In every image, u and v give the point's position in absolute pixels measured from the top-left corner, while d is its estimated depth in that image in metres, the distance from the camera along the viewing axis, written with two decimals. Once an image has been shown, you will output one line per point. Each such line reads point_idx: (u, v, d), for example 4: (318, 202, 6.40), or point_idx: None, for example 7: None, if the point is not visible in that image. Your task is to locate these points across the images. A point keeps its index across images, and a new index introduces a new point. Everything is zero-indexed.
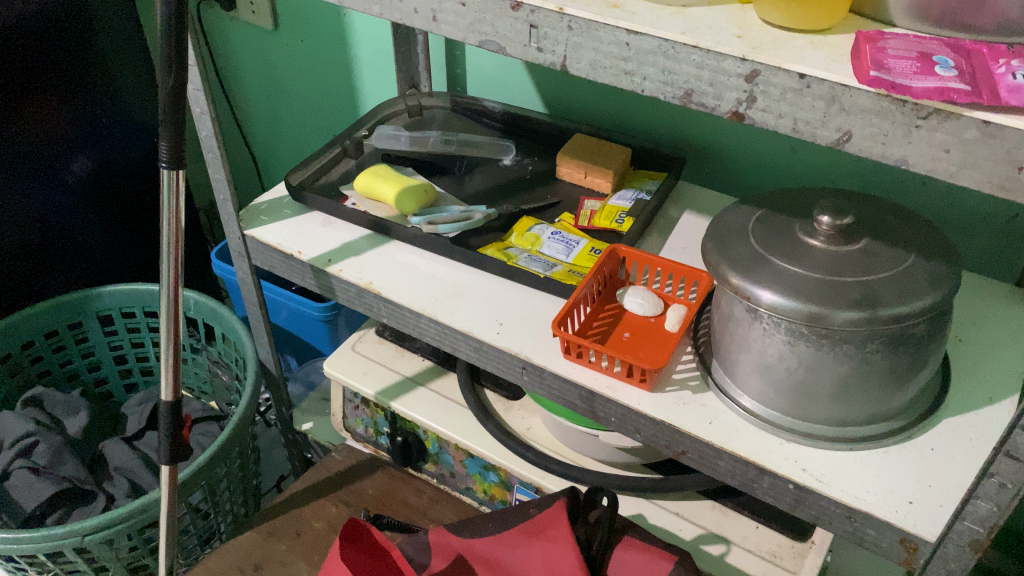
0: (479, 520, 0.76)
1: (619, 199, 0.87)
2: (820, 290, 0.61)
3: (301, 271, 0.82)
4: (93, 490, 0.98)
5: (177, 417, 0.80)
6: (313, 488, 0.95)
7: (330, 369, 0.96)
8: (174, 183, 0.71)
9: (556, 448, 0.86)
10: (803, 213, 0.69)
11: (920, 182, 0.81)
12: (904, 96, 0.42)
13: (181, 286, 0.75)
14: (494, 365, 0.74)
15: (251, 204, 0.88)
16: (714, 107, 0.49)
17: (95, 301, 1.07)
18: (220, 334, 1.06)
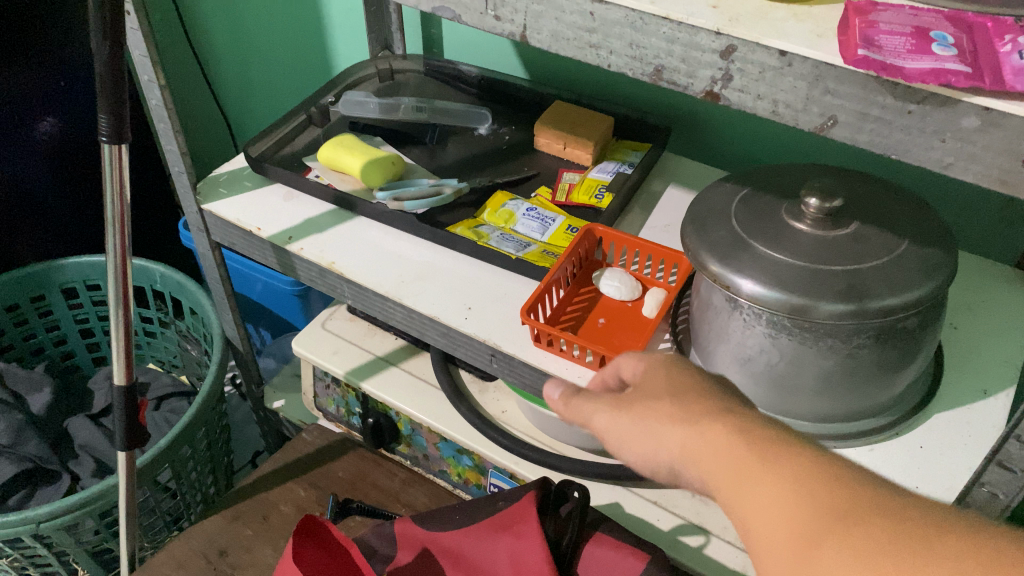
0: (446, 511, 0.72)
1: (599, 172, 0.82)
2: (805, 280, 0.56)
3: (262, 248, 0.78)
4: (57, 470, 0.96)
5: (133, 402, 0.76)
6: (282, 470, 0.92)
7: (299, 348, 0.92)
8: (116, 159, 0.66)
9: (531, 433, 0.83)
10: (790, 192, 0.64)
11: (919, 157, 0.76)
12: (894, 78, 0.37)
13: (130, 265, 0.71)
14: (463, 351, 0.70)
15: (210, 176, 0.83)
16: (686, 85, 0.44)
17: (57, 274, 1.03)
18: (188, 308, 1.02)
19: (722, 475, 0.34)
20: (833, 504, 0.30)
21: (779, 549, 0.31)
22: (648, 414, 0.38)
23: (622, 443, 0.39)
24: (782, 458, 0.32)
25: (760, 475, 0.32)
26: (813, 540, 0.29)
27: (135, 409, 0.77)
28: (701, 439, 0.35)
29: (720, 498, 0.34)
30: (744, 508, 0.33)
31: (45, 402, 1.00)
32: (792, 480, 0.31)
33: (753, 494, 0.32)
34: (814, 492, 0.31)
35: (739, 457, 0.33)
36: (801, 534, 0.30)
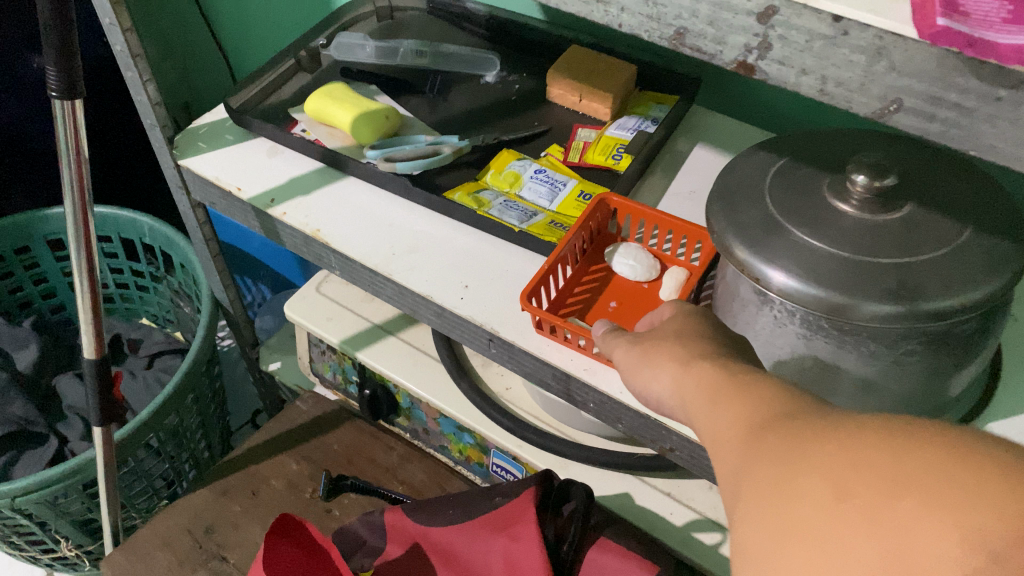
0: (439, 505, 0.67)
1: (617, 129, 0.73)
2: (846, 275, 0.48)
3: (243, 210, 0.71)
4: (44, 433, 0.92)
5: (106, 376, 0.71)
6: (274, 441, 0.87)
7: (292, 313, 0.85)
8: (70, 117, 0.58)
9: (537, 414, 0.76)
10: (834, 164, 0.55)
11: None
12: (986, 58, 0.29)
13: (94, 232, 0.65)
14: (458, 333, 0.63)
15: (189, 128, 0.75)
16: (714, 54, 0.36)
17: (41, 225, 0.97)
18: (178, 263, 0.96)
19: (696, 399, 0.36)
20: (780, 406, 0.31)
21: (724, 446, 0.32)
22: (649, 352, 0.41)
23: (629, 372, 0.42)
24: (751, 381, 0.34)
25: (726, 393, 0.34)
26: (752, 429, 0.31)
27: (109, 383, 0.72)
28: (690, 371, 0.37)
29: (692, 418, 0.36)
30: (707, 423, 0.34)
31: (31, 360, 0.95)
32: (750, 397, 0.33)
33: (717, 407, 0.33)
34: (769, 400, 0.32)
35: (715, 384, 0.35)
36: (745, 427, 0.31)
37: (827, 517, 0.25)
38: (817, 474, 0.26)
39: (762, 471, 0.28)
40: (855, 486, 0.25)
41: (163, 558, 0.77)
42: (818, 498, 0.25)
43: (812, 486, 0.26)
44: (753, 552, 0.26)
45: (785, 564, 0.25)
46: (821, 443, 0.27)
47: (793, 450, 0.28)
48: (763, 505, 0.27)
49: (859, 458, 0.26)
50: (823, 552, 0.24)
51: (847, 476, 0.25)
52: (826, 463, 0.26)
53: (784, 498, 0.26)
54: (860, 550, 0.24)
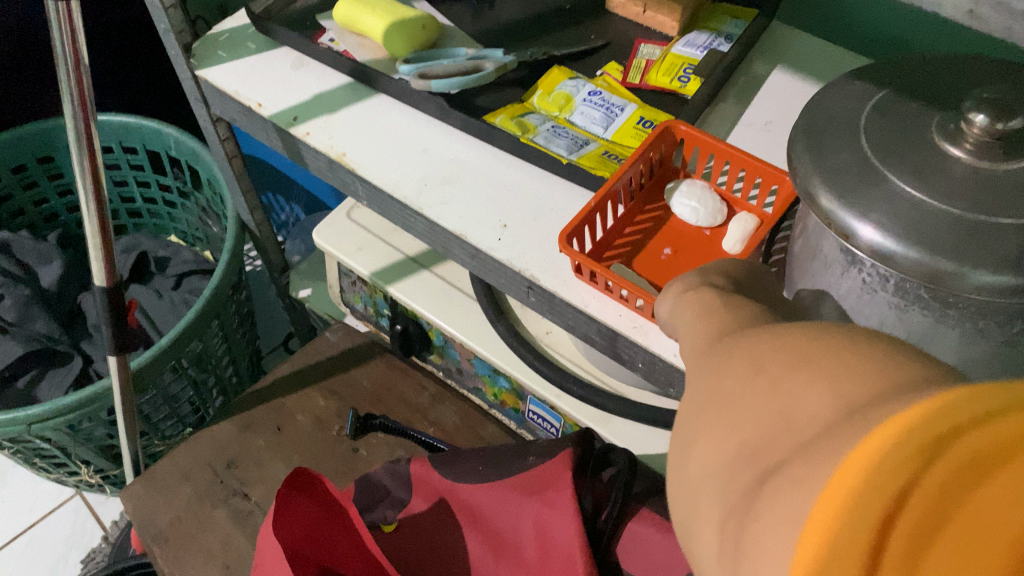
0: (469, 460, 0.62)
1: (685, 47, 0.64)
2: (957, 235, 0.39)
3: (264, 127, 0.64)
4: (69, 352, 0.89)
5: (119, 305, 0.67)
6: (300, 373, 0.83)
7: (321, 239, 0.80)
8: (64, 21, 0.52)
9: (578, 361, 0.70)
10: (949, 97, 0.45)
11: None
12: None
13: (98, 147, 0.59)
14: (495, 276, 0.57)
15: (209, 34, 0.68)
16: None
17: (64, 134, 0.92)
18: (205, 180, 0.91)
19: (681, 318, 0.31)
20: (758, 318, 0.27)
21: (689, 354, 0.28)
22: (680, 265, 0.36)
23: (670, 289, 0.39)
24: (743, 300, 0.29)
25: (712, 307, 0.29)
26: (714, 337, 0.26)
27: (123, 312, 0.67)
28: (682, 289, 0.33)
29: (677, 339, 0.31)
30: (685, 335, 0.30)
31: (55, 276, 0.92)
32: (728, 312, 0.28)
33: (699, 320, 0.29)
34: (752, 315, 0.27)
35: (702, 298, 0.31)
36: (709, 333, 0.27)
37: (735, 386, 0.21)
38: (741, 352, 0.22)
39: (703, 362, 0.24)
40: (769, 355, 0.21)
41: (183, 491, 0.74)
42: (735, 368, 0.22)
43: (733, 362, 0.22)
44: (674, 431, 0.23)
45: (689, 438, 0.22)
46: (763, 330, 0.23)
47: (736, 339, 0.24)
48: (693, 385, 0.23)
49: (789, 335, 0.21)
50: (722, 421, 0.21)
51: (767, 350, 0.21)
52: (754, 341, 0.22)
53: (707, 376, 0.23)
54: (751, 416, 0.20)
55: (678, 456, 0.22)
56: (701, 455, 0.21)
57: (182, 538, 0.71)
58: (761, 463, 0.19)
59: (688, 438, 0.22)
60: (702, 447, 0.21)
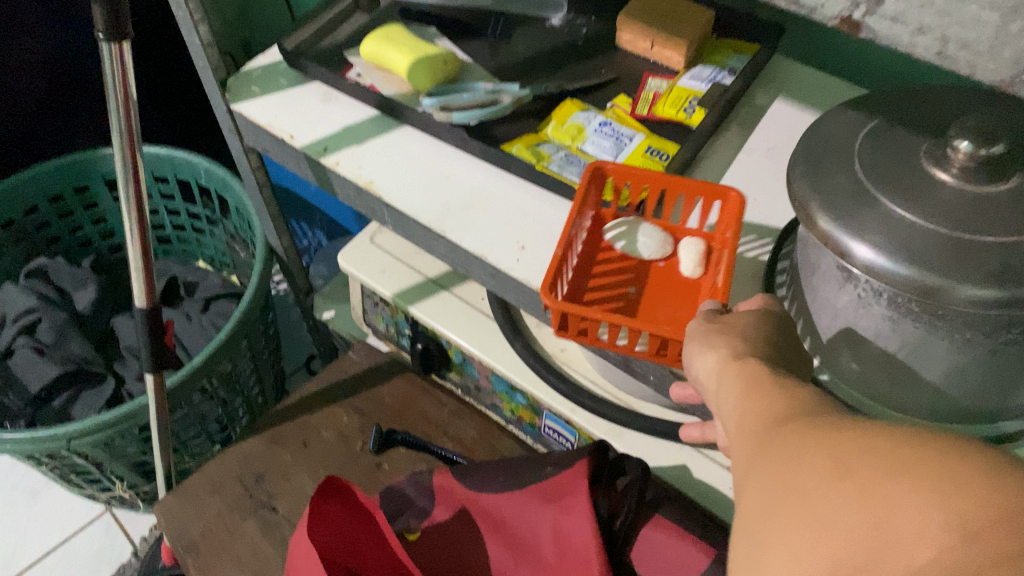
0: (490, 470, 0.65)
1: (691, 80, 0.68)
2: (944, 255, 0.42)
3: (296, 158, 0.68)
4: (101, 372, 0.93)
5: (157, 325, 0.70)
6: (326, 391, 0.86)
7: (345, 263, 0.83)
8: (117, 60, 0.56)
9: (592, 378, 0.73)
10: (935, 127, 0.49)
11: None
12: None
13: (143, 177, 0.63)
14: (514, 295, 0.60)
15: (242, 70, 0.72)
16: (814, 8, 0.31)
17: (100, 164, 0.97)
18: (233, 207, 0.95)
19: (719, 386, 0.35)
20: (804, 400, 0.31)
21: (739, 428, 0.32)
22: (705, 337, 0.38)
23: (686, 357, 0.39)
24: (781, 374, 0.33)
25: (753, 380, 0.33)
26: (768, 417, 0.31)
27: (161, 332, 0.71)
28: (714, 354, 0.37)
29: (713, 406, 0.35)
30: (724, 405, 0.34)
31: (90, 300, 0.96)
32: (769, 387, 0.32)
33: (740, 394, 0.33)
34: (797, 395, 0.32)
35: (742, 365, 0.35)
36: (759, 416, 0.31)
37: (826, 493, 0.25)
38: (822, 455, 0.27)
39: (774, 455, 0.29)
40: (857, 465, 0.26)
41: (214, 504, 0.78)
42: (822, 473, 0.26)
43: (815, 465, 0.27)
44: (753, 525, 0.27)
45: (775, 533, 0.26)
46: (833, 431, 0.28)
47: (806, 437, 0.28)
48: (769, 483, 0.28)
49: (867, 442, 0.26)
50: (814, 526, 0.25)
51: (849, 458, 0.26)
52: (833, 446, 0.27)
53: (789, 475, 0.27)
54: (849, 527, 0.24)
55: (759, 553, 0.26)
56: (791, 558, 0.25)
57: (213, 548, 0.75)
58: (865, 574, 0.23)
59: (770, 540, 0.26)
60: (790, 549, 0.25)
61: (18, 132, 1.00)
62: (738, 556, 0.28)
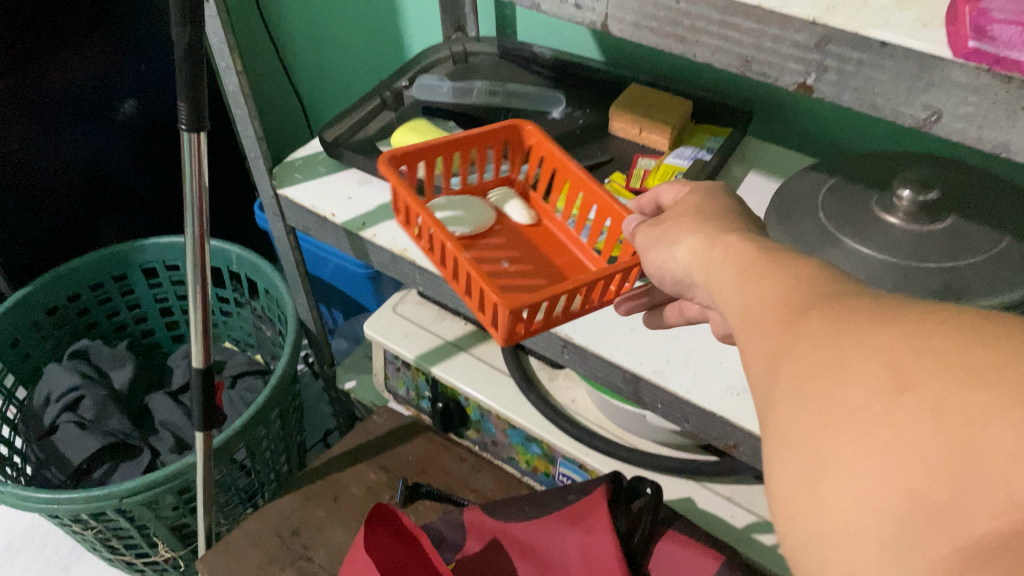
0: (516, 503, 0.73)
1: (676, 158, 0.79)
2: (897, 279, 0.52)
3: (336, 233, 0.78)
4: (139, 445, 0.98)
5: (210, 384, 0.78)
6: (353, 450, 0.93)
7: (371, 331, 0.92)
8: (195, 147, 0.66)
9: (602, 423, 0.82)
10: (882, 182, 0.61)
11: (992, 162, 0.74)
12: (1010, 72, 0.34)
13: (208, 248, 0.73)
14: (534, 341, 0.69)
15: (285, 160, 0.83)
16: (776, 79, 0.42)
17: (139, 254, 1.06)
18: (263, 288, 1.04)
19: (716, 281, 0.36)
20: (805, 279, 0.31)
21: (754, 319, 0.31)
22: (668, 234, 0.41)
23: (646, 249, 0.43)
24: (775, 253, 0.34)
25: (751, 266, 0.34)
26: (787, 308, 0.30)
27: (212, 390, 0.79)
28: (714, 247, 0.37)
29: (714, 296, 0.36)
30: (734, 297, 0.34)
31: (127, 378, 1.03)
32: (782, 272, 0.32)
33: (742, 282, 0.34)
34: (797, 272, 0.32)
35: (744, 258, 0.35)
36: (768, 306, 0.31)
37: (882, 407, 0.24)
38: (873, 358, 0.25)
39: (799, 351, 0.28)
40: (918, 376, 0.24)
41: (254, 556, 0.83)
42: (875, 386, 0.25)
43: (867, 371, 0.25)
44: (793, 447, 0.26)
45: (830, 449, 0.25)
46: (872, 329, 0.26)
47: (836, 331, 0.27)
48: (806, 393, 0.26)
49: (922, 346, 0.25)
50: (873, 450, 0.24)
51: (905, 361, 0.25)
52: (883, 347, 0.25)
53: (829, 384, 0.26)
54: (926, 457, 0.23)
55: (811, 485, 0.25)
56: (854, 490, 0.24)
57: None
58: (951, 510, 0.22)
59: (823, 467, 0.25)
60: (847, 479, 0.24)
61: (63, 228, 1.10)
62: (780, 482, 0.26)
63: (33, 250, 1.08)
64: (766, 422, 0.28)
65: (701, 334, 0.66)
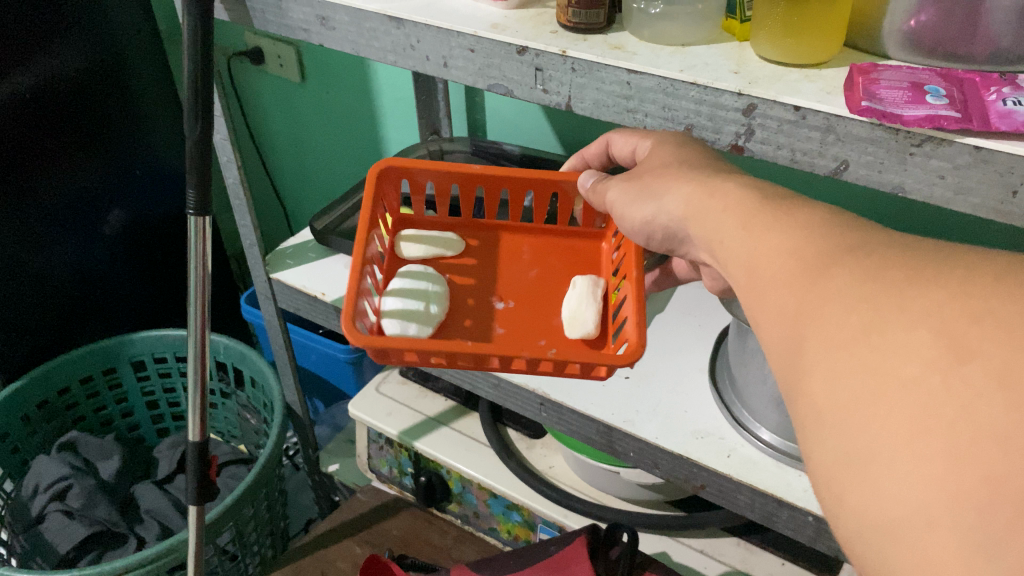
0: (500, 560, 0.77)
1: None
2: None
3: (325, 312, 0.83)
4: (124, 533, 0.99)
5: (204, 459, 0.84)
6: (337, 528, 0.99)
7: (356, 410, 0.97)
8: (201, 229, 0.73)
9: (578, 485, 0.86)
10: None
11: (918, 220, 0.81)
12: (895, 124, 0.43)
13: (208, 329, 0.79)
14: (513, 402, 0.74)
15: (277, 249, 0.90)
16: (714, 141, 0.51)
17: (127, 347, 1.11)
18: (249, 377, 1.09)
19: (720, 237, 0.40)
20: (815, 233, 0.35)
21: (779, 273, 0.34)
22: (655, 188, 0.47)
23: (629, 201, 0.50)
24: (777, 209, 0.38)
25: (752, 218, 0.38)
26: (816, 266, 0.33)
27: (206, 466, 0.84)
28: (714, 207, 0.42)
29: (718, 252, 0.40)
30: (750, 254, 0.37)
31: (114, 469, 1.06)
32: (800, 225, 0.36)
33: (747, 234, 0.38)
34: (806, 223, 0.36)
35: (752, 220, 0.38)
36: (788, 265, 0.34)
37: (944, 379, 0.26)
38: (925, 327, 0.27)
39: (829, 313, 0.30)
40: (977, 347, 0.26)
41: None
42: (930, 358, 0.26)
43: (920, 339, 0.27)
44: (839, 421, 0.28)
45: (892, 415, 0.26)
46: (912, 290, 0.29)
47: (869, 292, 0.30)
48: (846, 359, 0.29)
49: (978, 310, 0.27)
50: (939, 426, 0.25)
51: (958, 333, 0.27)
52: (935, 315, 0.28)
53: (874, 350, 0.28)
54: (999, 436, 0.24)
55: (863, 465, 0.26)
56: (920, 463, 0.25)
57: None
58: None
59: (879, 444, 0.26)
60: (906, 456, 0.25)
61: (53, 328, 1.15)
62: (826, 460, 0.28)
63: (23, 351, 1.11)
64: (807, 376, 0.30)
65: (666, 388, 0.72)
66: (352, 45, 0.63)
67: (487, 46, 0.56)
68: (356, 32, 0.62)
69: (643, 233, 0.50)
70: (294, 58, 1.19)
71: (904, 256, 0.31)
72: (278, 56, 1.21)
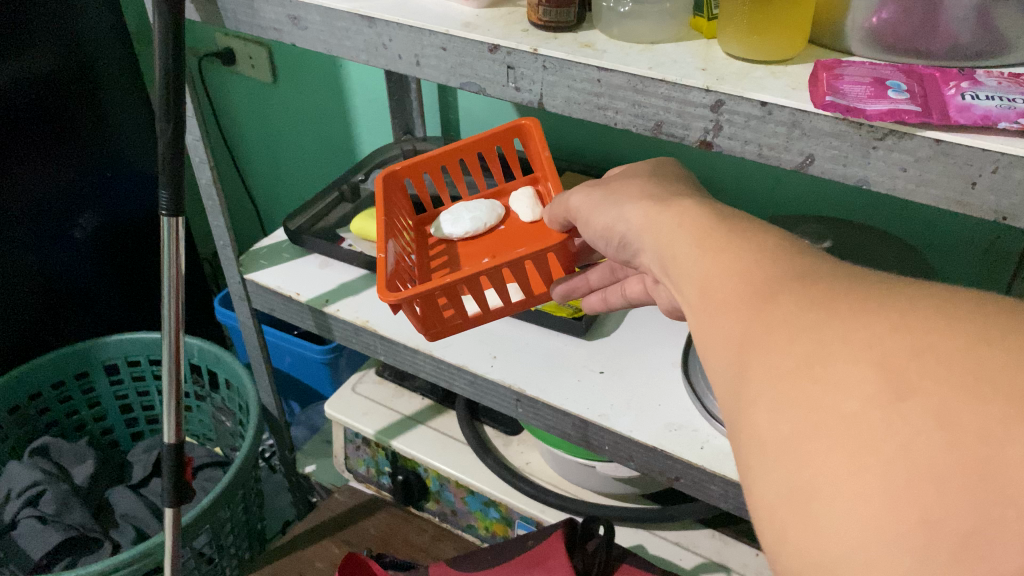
0: (479, 556, 0.77)
1: None
2: None
3: (300, 312, 0.83)
4: (99, 537, 0.98)
5: (179, 461, 0.83)
6: (315, 529, 0.99)
7: (332, 411, 0.97)
8: (173, 230, 0.73)
9: (555, 481, 0.87)
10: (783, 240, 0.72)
11: (885, 213, 0.82)
12: (858, 119, 0.44)
13: (181, 331, 0.79)
14: (489, 399, 0.75)
15: (251, 249, 0.90)
16: (683, 137, 0.51)
17: (101, 351, 1.10)
18: (224, 379, 1.08)
19: (674, 253, 0.38)
20: (768, 257, 0.32)
21: (722, 294, 0.32)
22: (617, 198, 0.47)
23: (590, 214, 0.50)
24: (734, 230, 0.35)
25: (708, 237, 0.36)
26: (761, 290, 0.30)
27: (182, 467, 0.84)
28: (666, 211, 0.41)
29: (669, 267, 0.38)
30: (698, 271, 0.35)
31: (87, 473, 1.05)
32: (752, 245, 0.33)
33: (700, 253, 0.35)
34: (760, 245, 0.33)
35: (706, 235, 0.36)
36: (734, 286, 0.32)
37: (883, 419, 0.24)
38: (864, 360, 0.25)
39: (773, 341, 0.28)
40: (916, 382, 0.24)
41: None
42: (869, 393, 0.24)
43: (860, 372, 0.25)
44: (779, 456, 0.25)
45: (827, 452, 0.24)
46: (853, 322, 0.26)
47: (811, 323, 0.27)
48: (787, 392, 0.26)
49: (920, 345, 0.25)
50: (877, 465, 0.23)
51: (900, 365, 0.24)
52: (874, 345, 0.25)
53: (814, 384, 0.26)
54: (939, 478, 0.22)
55: (805, 500, 0.24)
56: (859, 504, 0.23)
57: None
58: (980, 540, 0.21)
59: (818, 479, 0.24)
60: (841, 495, 0.23)
61: (23, 334, 1.14)
62: (768, 495, 0.26)
63: None
64: (745, 406, 0.28)
65: (640, 382, 0.73)
66: (325, 44, 0.63)
67: (459, 45, 0.56)
68: (328, 31, 0.62)
69: (602, 237, 0.50)
70: (266, 59, 1.19)
71: (848, 287, 0.28)
72: (250, 57, 1.21)
